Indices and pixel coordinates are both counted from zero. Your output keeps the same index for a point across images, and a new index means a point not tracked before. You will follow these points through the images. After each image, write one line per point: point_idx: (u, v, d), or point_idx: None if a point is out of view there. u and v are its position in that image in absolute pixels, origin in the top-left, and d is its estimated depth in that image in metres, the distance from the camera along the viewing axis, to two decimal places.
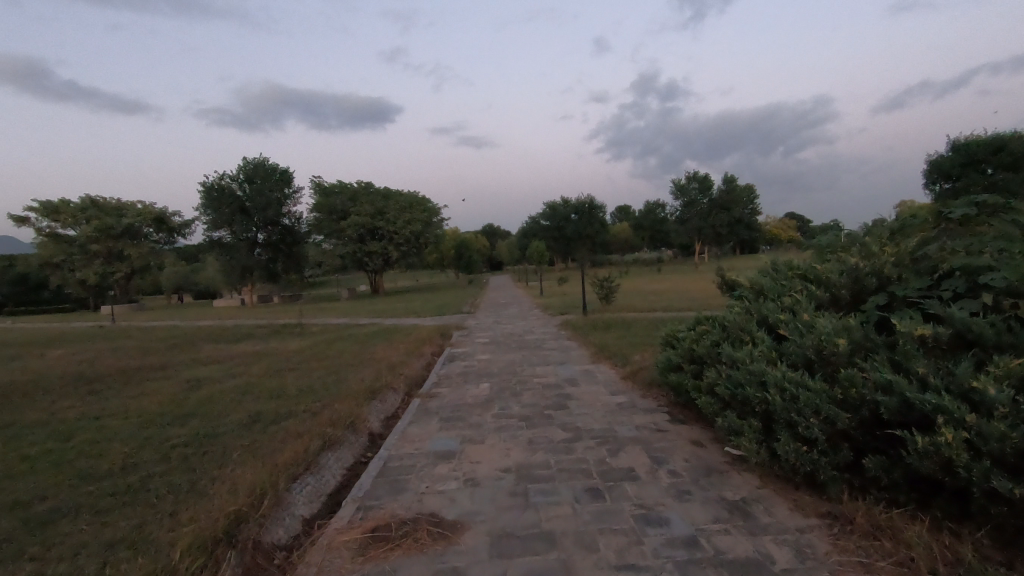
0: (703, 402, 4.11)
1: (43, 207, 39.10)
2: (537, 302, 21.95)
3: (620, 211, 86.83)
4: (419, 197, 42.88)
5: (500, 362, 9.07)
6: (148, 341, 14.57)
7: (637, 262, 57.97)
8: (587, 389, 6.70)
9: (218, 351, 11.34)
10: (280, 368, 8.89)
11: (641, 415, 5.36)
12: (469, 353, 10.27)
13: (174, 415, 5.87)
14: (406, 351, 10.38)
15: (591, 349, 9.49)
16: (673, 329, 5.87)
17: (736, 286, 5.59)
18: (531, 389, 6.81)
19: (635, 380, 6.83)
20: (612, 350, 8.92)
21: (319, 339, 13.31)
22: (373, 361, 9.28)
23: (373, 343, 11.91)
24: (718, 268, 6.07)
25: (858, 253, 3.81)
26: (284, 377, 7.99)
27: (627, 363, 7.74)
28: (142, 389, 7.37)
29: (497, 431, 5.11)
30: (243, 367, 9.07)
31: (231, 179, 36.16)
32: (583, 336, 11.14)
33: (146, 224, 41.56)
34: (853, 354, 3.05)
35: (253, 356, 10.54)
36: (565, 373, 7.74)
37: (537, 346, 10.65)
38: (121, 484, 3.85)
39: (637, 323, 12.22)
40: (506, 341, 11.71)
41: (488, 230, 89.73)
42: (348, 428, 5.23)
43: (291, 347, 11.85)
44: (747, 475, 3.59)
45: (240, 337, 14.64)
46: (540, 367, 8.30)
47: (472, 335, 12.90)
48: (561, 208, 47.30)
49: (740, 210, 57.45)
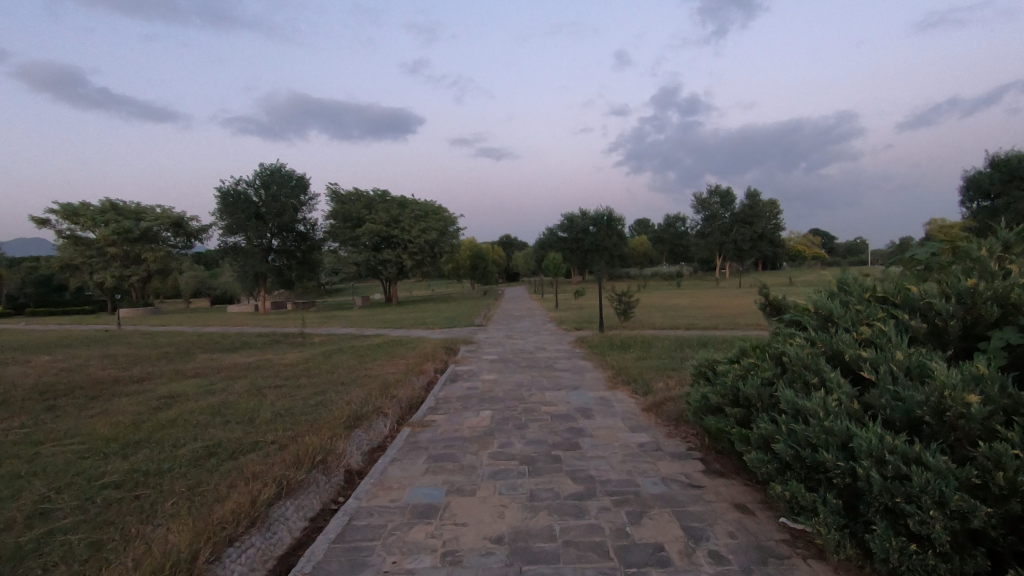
0: (753, 460, 3.19)
1: (64, 210, 39.41)
2: (551, 315, 21.07)
3: (641, 223, 85.51)
4: (436, 207, 42.14)
5: (506, 383, 8.19)
6: (144, 347, 13.92)
7: (656, 276, 56.74)
8: (602, 423, 5.75)
9: (208, 362, 10.63)
10: (265, 384, 8.10)
11: (668, 462, 4.42)
12: (473, 372, 9.38)
13: (122, 443, 5.10)
14: (408, 368, 9.55)
15: (609, 372, 8.50)
16: (708, 356, 4.97)
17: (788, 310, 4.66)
18: (538, 421, 5.89)
19: (660, 414, 5.87)
20: (631, 375, 7.93)
21: (319, 350, 12.53)
22: (369, 379, 8.47)
23: (373, 358, 11.07)
24: (762, 287, 5.20)
25: (969, 271, 2.87)
26: (264, 396, 7.20)
27: (649, 392, 6.79)
28: (105, 408, 6.61)
29: (492, 478, 4.21)
30: (227, 382, 8.29)
31: (247, 185, 36.05)
32: (599, 356, 10.18)
33: (164, 228, 41.66)
34: (988, 418, 2.14)
35: (245, 368, 9.78)
36: (577, 401, 6.80)
37: (548, 366, 9.68)
38: (10, 545, 3.05)
39: (658, 342, 11.24)
40: (515, 358, 10.81)
41: (505, 241, 89.25)
42: (317, 466, 4.43)
43: (286, 359, 11.08)
44: (818, 567, 2.67)
45: (239, 346, 13.95)
46: (549, 393, 7.37)
47: (479, 350, 11.98)
48: (579, 221, 49.30)
49: (763, 225, 56.08)
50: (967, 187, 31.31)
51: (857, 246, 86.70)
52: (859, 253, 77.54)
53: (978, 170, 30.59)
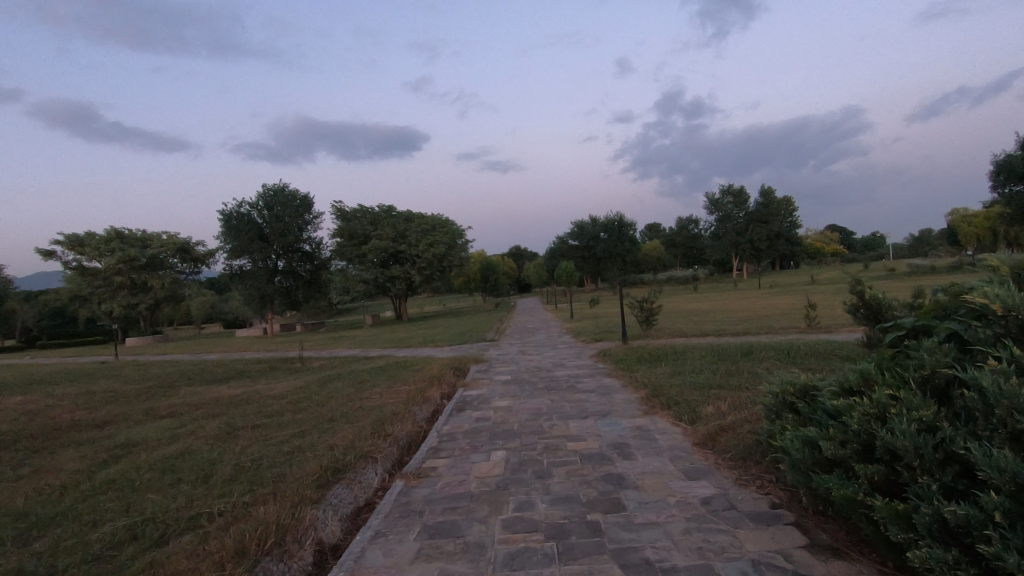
0: (927, 561, 1.96)
1: (70, 240, 39.00)
2: (567, 327, 19.86)
3: (650, 228, 83.73)
4: (444, 220, 41.10)
5: (523, 411, 7.02)
6: (131, 381, 12.88)
7: (672, 280, 55.40)
8: (647, 466, 4.49)
9: (188, 397, 9.49)
10: (240, 425, 6.92)
11: (751, 533, 3.15)
12: (484, 398, 8.20)
13: (30, 522, 3.95)
14: (408, 396, 8.33)
15: (643, 394, 7.19)
16: (792, 376, 3.80)
17: (907, 316, 3.48)
18: (564, 466, 4.64)
19: (721, 451, 4.60)
20: (669, 396, 6.65)
21: (315, 377, 11.38)
22: (363, 412, 7.29)
23: (371, 384, 9.91)
24: (857, 284, 4.15)
25: None
26: (235, 441, 6.06)
27: (699, 419, 5.52)
28: (40, 466, 5.49)
29: (507, 568, 2.98)
30: (198, 423, 7.13)
31: (251, 207, 35.43)
32: (627, 372, 8.93)
33: (170, 254, 41.13)
34: None
35: (229, 403, 8.67)
36: (609, 434, 5.57)
37: (570, 387, 8.39)
38: None
39: (692, 353, 9.95)
40: (532, 378, 9.62)
41: (515, 252, 88.38)
42: (272, 551, 3.26)
43: (275, 390, 9.94)
44: None
45: (232, 375, 12.86)
46: (574, 424, 6.09)
47: (490, 371, 10.77)
48: (589, 227, 48.70)
49: (779, 223, 54.55)
50: (998, 171, 29.86)
51: (876, 241, 84.37)
52: (878, 248, 75.28)
53: (1010, 153, 28.98)
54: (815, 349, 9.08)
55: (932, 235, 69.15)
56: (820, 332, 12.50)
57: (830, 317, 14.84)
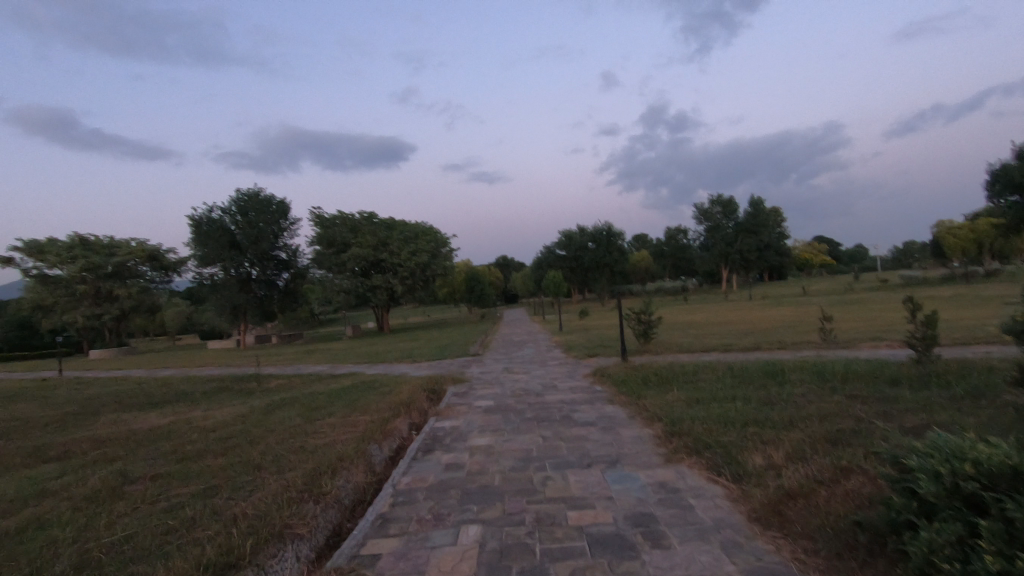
0: None
1: (28, 247, 36.52)
2: (557, 340, 18.39)
3: (637, 240, 82.69)
4: (427, 227, 39.33)
5: (510, 454, 5.48)
6: (53, 405, 11.05)
7: (662, 291, 54.37)
8: (692, 565, 2.96)
9: (96, 431, 7.72)
10: (138, 475, 5.29)
11: None
12: (461, 431, 6.65)
13: None
14: (366, 430, 6.73)
15: (661, 431, 5.65)
16: (956, 439, 2.35)
17: None
18: (568, 562, 3.11)
19: (799, 539, 3.12)
20: (695, 436, 5.17)
21: (267, 402, 9.68)
22: (302, 456, 5.68)
23: (327, 412, 8.26)
24: None
25: None
26: (114, 504, 4.44)
27: (749, 478, 4.01)
28: None
29: None
30: (84, 472, 5.47)
31: (222, 212, 33.49)
32: (632, 398, 7.45)
33: (139, 262, 38.94)
34: None
35: (145, 439, 6.99)
36: (622, 498, 4.05)
37: (565, 419, 6.85)
38: None
39: (708, 373, 8.50)
40: (522, 403, 8.11)
41: (500, 262, 87.06)
42: None
43: (211, 418, 8.29)
44: None
45: (173, 398, 11.10)
46: (573, 477, 4.59)
47: (470, 393, 9.25)
48: (577, 236, 47.61)
49: (768, 234, 53.78)
50: (993, 180, 29.03)
51: (860, 253, 84.53)
52: (864, 261, 75.00)
53: (1005, 162, 28.05)
54: (854, 372, 7.63)
55: (918, 246, 68.97)
56: (841, 348, 11.11)
57: (843, 332, 13.58)
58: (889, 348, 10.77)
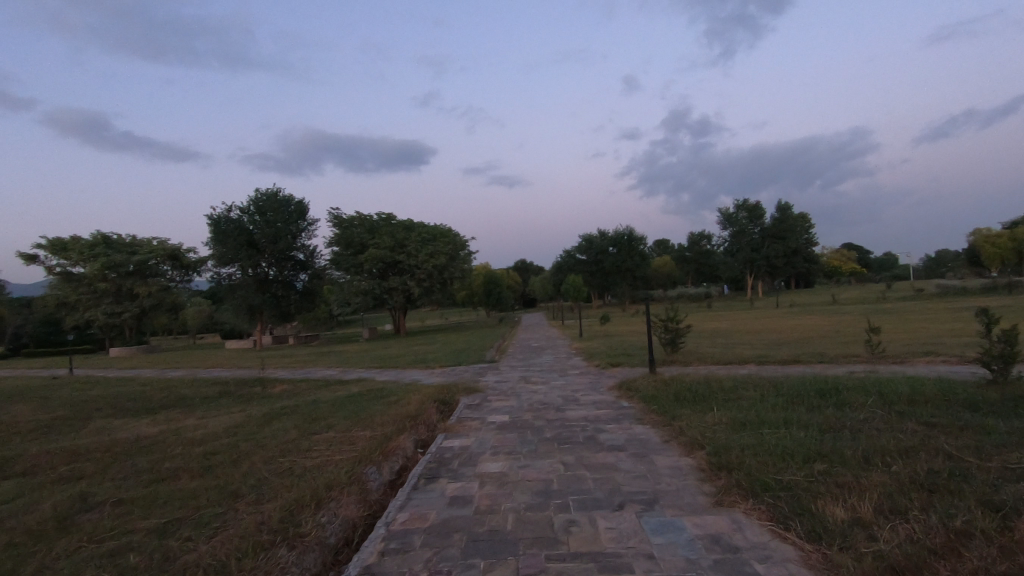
0: None
1: (52, 244, 36.82)
2: (577, 347, 17.56)
3: (659, 244, 81.24)
4: (446, 230, 38.70)
5: (527, 485, 4.67)
6: (48, 407, 10.54)
7: (684, 296, 53.06)
8: None
9: (75, 441, 7.08)
10: (99, 501, 4.59)
11: None
12: (472, 453, 5.87)
13: None
14: (365, 450, 5.98)
15: (704, 463, 4.79)
16: None
17: None
18: None
19: None
20: (750, 472, 4.29)
21: (265, 410, 9.00)
22: (288, 481, 4.95)
23: (326, 425, 7.55)
24: None
25: None
26: (53, 542, 3.75)
27: (832, 538, 3.14)
28: None
29: None
30: (42, 495, 4.80)
31: (241, 212, 33.29)
32: (665, 418, 6.60)
33: (160, 261, 39.02)
34: None
35: (123, 452, 6.33)
36: (668, 557, 3.21)
37: (589, 440, 6.04)
38: None
39: (751, 390, 7.56)
40: (541, 419, 7.31)
41: (519, 266, 86.53)
42: None
43: (202, 429, 7.62)
44: None
45: (171, 402, 10.51)
46: (603, 523, 3.75)
47: (483, 406, 8.46)
48: (598, 240, 46.69)
49: (796, 240, 52.09)
50: None
51: (890, 261, 81.79)
52: (894, 269, 72.45)
53: None
54: (922, 393, 6.64)
55: (952, 256, 66.24)
56: (893, 363, 10.08)
57: (889, 344, 12.53)
58: (945, 364, 9.74)
